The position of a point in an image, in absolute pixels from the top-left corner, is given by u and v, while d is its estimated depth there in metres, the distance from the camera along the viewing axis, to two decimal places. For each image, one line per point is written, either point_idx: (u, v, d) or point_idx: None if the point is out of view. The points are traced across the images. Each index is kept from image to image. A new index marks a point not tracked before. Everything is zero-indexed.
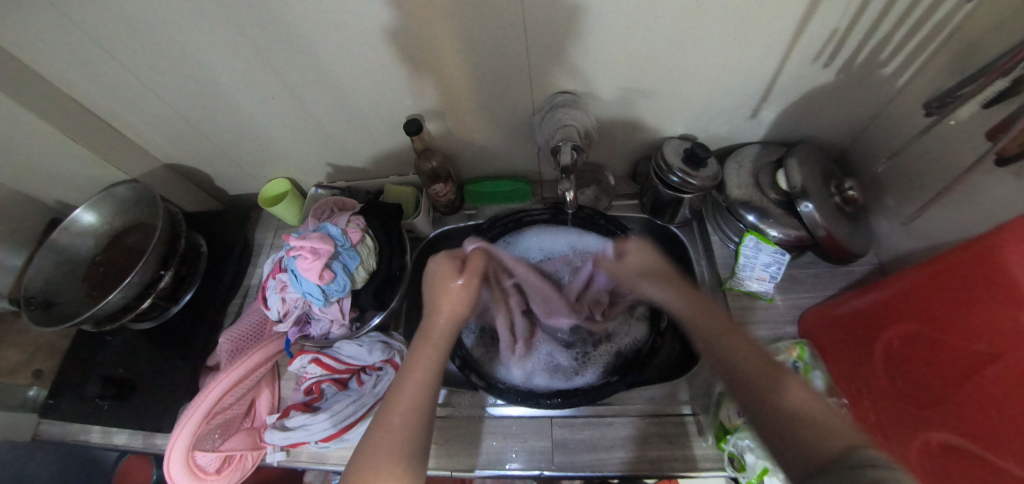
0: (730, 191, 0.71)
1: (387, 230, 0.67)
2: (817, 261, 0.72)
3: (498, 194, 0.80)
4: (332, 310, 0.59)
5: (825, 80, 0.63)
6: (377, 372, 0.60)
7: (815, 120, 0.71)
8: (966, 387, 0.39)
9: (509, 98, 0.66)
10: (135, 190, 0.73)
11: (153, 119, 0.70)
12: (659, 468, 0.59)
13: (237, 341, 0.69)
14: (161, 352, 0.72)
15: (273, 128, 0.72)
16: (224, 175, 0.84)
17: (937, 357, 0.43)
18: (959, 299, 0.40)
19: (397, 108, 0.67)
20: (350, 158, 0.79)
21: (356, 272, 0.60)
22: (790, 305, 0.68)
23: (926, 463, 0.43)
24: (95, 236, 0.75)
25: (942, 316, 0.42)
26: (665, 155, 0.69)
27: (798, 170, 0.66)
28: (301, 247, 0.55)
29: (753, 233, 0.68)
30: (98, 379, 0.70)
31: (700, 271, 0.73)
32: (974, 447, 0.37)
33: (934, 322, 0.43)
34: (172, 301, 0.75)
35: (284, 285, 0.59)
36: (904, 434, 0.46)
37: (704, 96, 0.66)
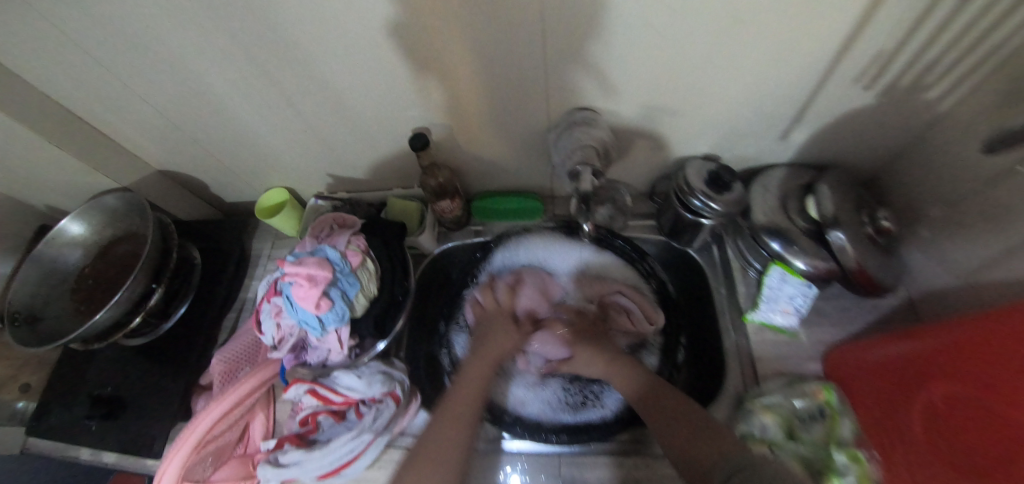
0: (755, 217, 0.66)
1: (390, 251, 0.64)
2: (843, 293, 0.67)
3: (507, 210, 0.76)
4: (330, 339, 0.56)
5: (864, 102, 0.58)
6: (377, 404, 0.57)
7: (847, 143, 0.66)
8: (1003, 450, 0.35)
9: (520, 113, 0.61)
10: (122, 200, 0.71)
11: (144, 126, 0.66)
12: None
13: (232, 360, 0.66)
14: (152, 370, 0.69)
15: (270, 138, 0.68)
16: (220, 183, 0.80)
17: (968, 416, 0.40)
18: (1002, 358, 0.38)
19: (400, 121, 0.63)
20: (352, 169, 0.75)
21: (355, 299, 0.56)
22: (814, 340, 0.64)
23: None
24: (83, 247, 0.72)
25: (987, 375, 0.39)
26: (687, 177, 0.64)
27: (829, 198, 0.61)
28: (296, 273, 0.52)
29: (777, 263, 0.64)
30: (87, 397, 0.68)
31: (719, 300, 0.69)
32: None
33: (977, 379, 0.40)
34: (164, 317, 0.72)
35: (279, 310, 0.56)
36: None
37: (730, 116, 0.62)
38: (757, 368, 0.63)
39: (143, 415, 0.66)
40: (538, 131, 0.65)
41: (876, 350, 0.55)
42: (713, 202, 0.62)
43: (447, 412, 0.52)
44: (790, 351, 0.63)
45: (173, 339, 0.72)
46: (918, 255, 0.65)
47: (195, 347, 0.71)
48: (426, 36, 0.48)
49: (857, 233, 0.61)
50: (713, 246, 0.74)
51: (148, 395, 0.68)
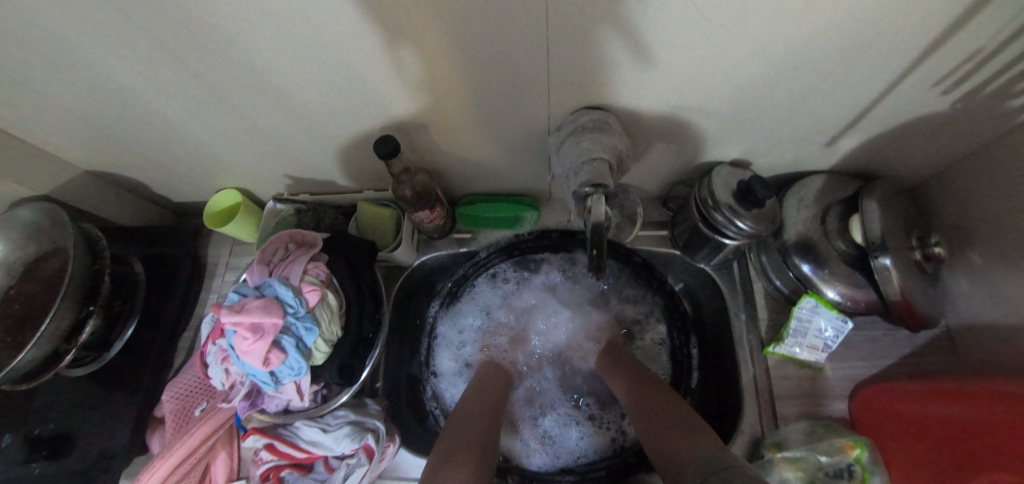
0: (787, 235, 0.58)
1: (358, 276, 0.54)
2: (876, 321, 0.60)
3: (497, 219, 0.66)
4: (287, 391, 0.47)
5: (935, 108, 0.47)
6: (348, 459, 0.50)
7: (900, 153, 0.56)
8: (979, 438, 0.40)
9: (514, 111, 0.50)
10: (40, 211, 0.59)
11: (49, 121, 0.53)
12: None
13: (185, 395, 0.59)
14: (97, 403, 0.62)
15: (212, 136, 0.56)
16: (161, 184, 0.69)
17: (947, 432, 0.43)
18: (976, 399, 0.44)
19: (365, 119, 0.51)
20: (313, 171, 0.63)
21: (314, 346, 0.46)
22: (841, 376, 0.57)
23: None
24: (5, 264, 0.61)
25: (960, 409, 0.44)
26: (712, 189, 0.54)
27: (878, 218, 0.52)
28: (236, 322, 0.42)
29: (809, 292, 0.56)
30: (23, 435, 0.60)
31: (737, 325, 0.61)
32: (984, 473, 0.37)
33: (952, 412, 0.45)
34: (108, 343, 0.63)
35: (224, 355, 0.47)
36: None
37: (768, 120, 0.51)
38: (776, 407, 0.56)
39: (89, 457, 0.59)
40: (533, 133, 0.53)
41: (910, 404, 0.49)
42: (741, 220, 0.52)
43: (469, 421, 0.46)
44: (813, 388, 0.57)
45: (121, 367, 0.63)
46: (965, 284, 0.57)
47: (147, 375, 0.63)
48: (388, 26, 0.36)
49: (903, 263, 0.52)
50: (733, 262, 0.65)
51: (96, 432, 0.60)
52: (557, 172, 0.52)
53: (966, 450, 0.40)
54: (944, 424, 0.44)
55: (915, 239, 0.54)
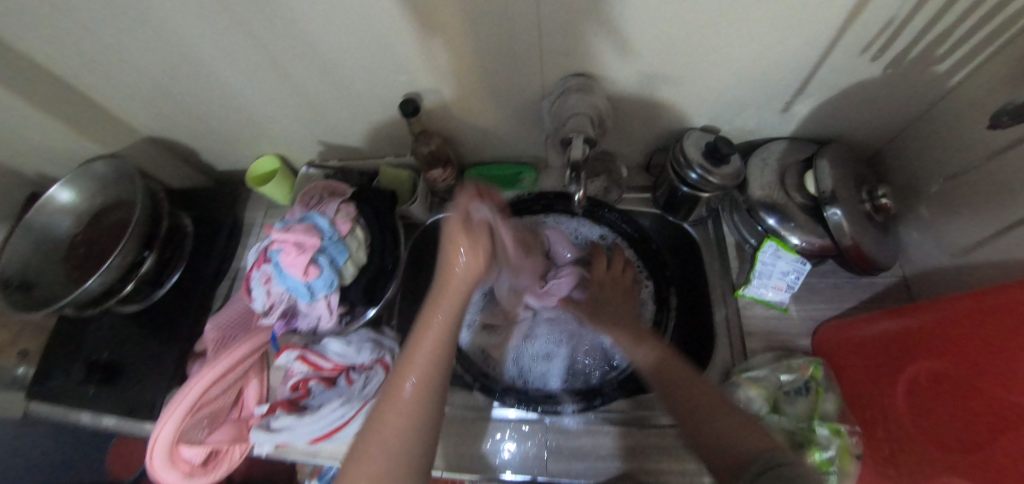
0: (752, 191, 0.65)
1: (379, 218, 0.63)
2: (839, 269, 0.67)
3: (500, 177, 0.74)
4: (319, 307, 0.55)
5: (871, 73, 0.56)
6: (367, 372, 0.57)
7: (853, 117, 0.64)
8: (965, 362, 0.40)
9: (516, 79, 0.58)
10: (113, 167, 0.69)
11: (126, 90, 0.64)
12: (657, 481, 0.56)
13: (224, 326, 0.66)
14: (145, 337, 0.70)
15: (259, 104, 0.66)
16: (209, 150, 0.78)
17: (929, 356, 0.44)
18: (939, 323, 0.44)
19: (389, 88, 0.61)
20: (341, 138, 0.73)
21: (344, 267, 0.55)
22: (805, 316, 0.64)
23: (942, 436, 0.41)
24: (74, 214, 0.71)
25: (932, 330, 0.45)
26: (685, 149, 0.63)
27: (829, 173, 0.60)
28: (284, 240, 0.51)
29: (772, 239, 0.62)
30: (83, 362, 0.68)
31: (713, 277, 0.68)
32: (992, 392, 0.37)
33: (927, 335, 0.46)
34: (157, 285, 0.71)
35: (268, 277, 0.56)
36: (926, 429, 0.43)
37: (733, 88, 0.59)
38: (746, 343, 0.63)
39: (139, 382, 0.67)
40: (532, 99, 0.62)
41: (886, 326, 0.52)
42: (711, 175, 0.61)
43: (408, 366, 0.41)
44: (780, 326, 0.64)
45: (167, 307, 0.72)
46: (917, 234, 0.64)
47: (190, 315, 0.71)
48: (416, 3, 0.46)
49: (852, 209, 0.60)
50: (709, 222, 0.73)
51: (147, 359, 0.68)
52: (550, 132, 0.61)
53: (898, 362, 0.48)
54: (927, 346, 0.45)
55: (864, 193, 0.62)
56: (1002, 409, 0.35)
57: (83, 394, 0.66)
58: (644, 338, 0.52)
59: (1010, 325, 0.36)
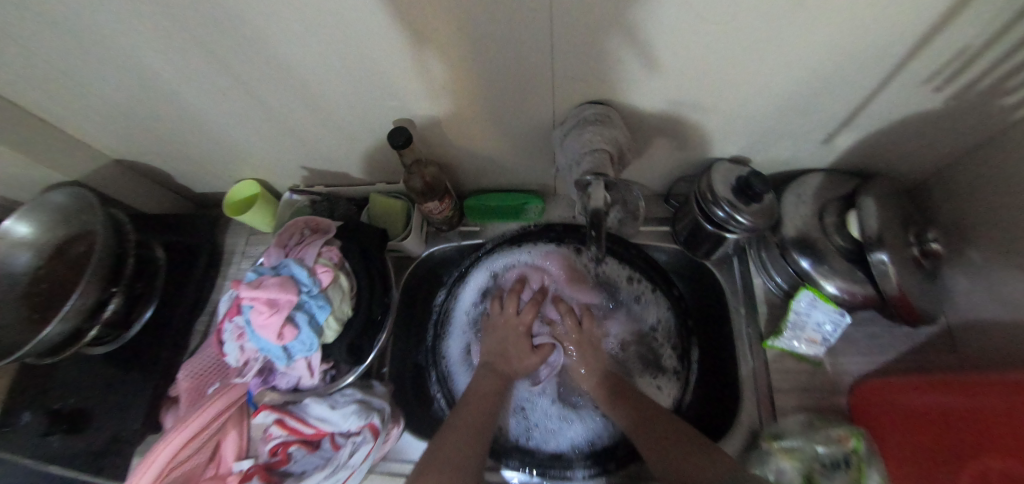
0: (786, 230, 0.58)
1: (368, 260, 0.56)
2: (876, 317, 0.61)
3: (506, 208, 0.67)
4: (299, 367, 0.49)
5: (928, 105, 0.48)
6: (354, 436, 0.51)
7: (899, 150, 0.57)
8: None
9: (521, 106, 0.51)
10: (72, 197, 0.63)
11: (84, 111, 0.57)
12: None
13: (202, 372, 0.61)
14: (115, 382, 0.64)
15: (234, 127, 0.59)
16: (187, 173, 0.72)
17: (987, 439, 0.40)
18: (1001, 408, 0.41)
19: (377, 114, 0.54)
20: (328, 163, 0.66)
21: (326, 324, 0.48)
22: (839, 370, 0.58)
23: None
24: (34, 247, 0.64)
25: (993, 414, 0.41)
26: (713, 184, 0.56)
27: (875, 215, 0.53)
28: (254, 297, 0.44)
29: (807, 286, 0.56)
30: (47, 410, 0.62)
31: (737, 322, 0.62)
32: None
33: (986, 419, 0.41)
34: (128, 324, 0.65)
35: (241, 332, 0.49)
36: None
37: (769, 118, 0.52)
38: (775, 400, 0.57)
39: (106, 435, 0.61)
40: (540, 127, 0.55)
41: (924, 400, 0.48)
42: (741, 214, 0.54)
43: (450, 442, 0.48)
44: (811, 381, 0.58)
45: (139, 347, 0.66)
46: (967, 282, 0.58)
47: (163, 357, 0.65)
48: (403, 23, 0.39)
49: (899, 256, 0.53)
50: (733, 258, 0.66)
51: (115, 407, 0.62)
52: (562, 167, 0.53)
53: (945, 445, 0.44)
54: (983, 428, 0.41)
55: (910, 235, 0.55)
56: None
57: (46, 446, 0.60)
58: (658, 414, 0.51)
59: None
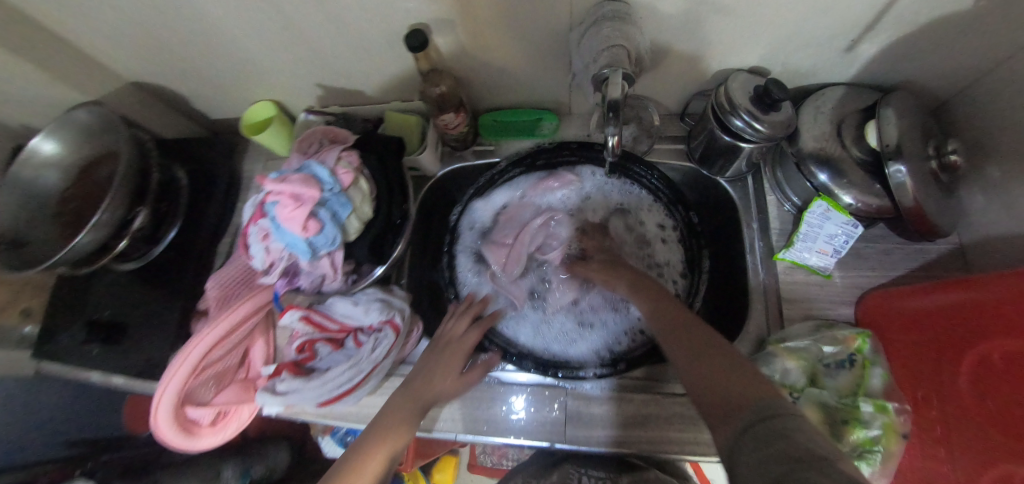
0: (804, 143, 0.57)
1: (385, 170, 0.57)
2: (889, 234, 0.61)
3: (515, 126, 0.68)
4: (322, 265, 0.51)
5: (969, 4, 0.45)
6: (376, 333, 0.54)
7: (933, 62, 0.54)
8: None
9: (538, 10, 0.49)
10: (95, 114, 0.62)
11: (95, 22, 0.56)
12: (658, 450, 0.54)
13: (226, 282, 0.61)
14: (146, 295, 0.66)
15: (246, 40, 0.58)
16: (202, 96, 0.71)
17: (1010, 333, 0.39)
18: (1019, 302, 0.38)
19: (390, 20, 0.52)
20: (342, 80, 0.65)
21: (348, 222, 0.50)
22: (849, 284, 0.59)
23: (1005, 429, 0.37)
24: (61, 168, 0.65)
25: (1009, 308, 0.39)
26: (730, 92, 0.54)
27: (894, 124, 0.52)
28: (280, 192, 0.47)
29: (823, 197, 0.56)
30: (84, 321, 0.65)
31: (749, 235, 0.63)
32: None
33: (1002, 313, 0.40)
34: (155, 242, 0.67)
35: (265, 233, 0.51)
36: (993, 419, 0.39)
37: (798, 20, 0.50)
38: (784, 311, 0.58)
39: (141, 344, 0.64)
40: (557, 33, 0.53)
41: (922, 296, 0.49)
42: (759, 122, 0.53)
43: (395, 415, 0.46)
44: (821, 293, 0.59)
45: (167, 263, 0.68)
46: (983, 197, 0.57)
47: (188, 272, 0.67)
48: None
49: (918, 168, 0.53)
50: (749, 175, 0.66)
51: (146, 322, 0.65)
52: (579, 70, 0.54)
53: (958, 336, 0.44)
54: (1003, 321, 0.40)
55: (930, 148, 0.55)
56: None
57: (87, 354, 0.64)
58: (690, 324, 0.42)
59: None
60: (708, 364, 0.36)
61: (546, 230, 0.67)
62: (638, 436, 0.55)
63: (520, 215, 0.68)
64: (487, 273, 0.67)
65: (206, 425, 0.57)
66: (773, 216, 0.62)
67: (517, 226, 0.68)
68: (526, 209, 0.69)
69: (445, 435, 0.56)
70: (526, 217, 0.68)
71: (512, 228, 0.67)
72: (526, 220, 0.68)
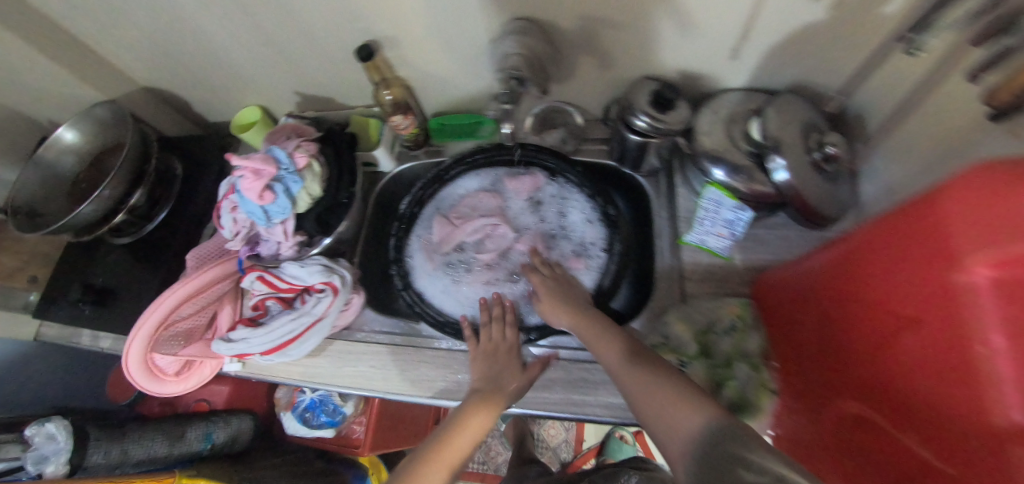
0: (699, 139, 0.66)
1: (339, 158, 0.67)
2: (789, 222, 0.68)
3: (461, 130, 0.78)
4: (276, 232, 0.60)
5: (813, 17, 0.54)
6: (318, 294, 0.62)
7: (807, 68, 0.63)
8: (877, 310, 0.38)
9: (463, 26, 0.60)
10: (112, 112, 0.76)
11: (115, 36, 0.69)
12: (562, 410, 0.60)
13: (204, 253, 0.71)
14: (137, 266, 0.77)
15: (235, 52, 0.70)
16: (201, 101, 0.84)
17: (846, 293, 0.42)
18: (853, 264, 0.42)
19: (346, 34, 0.64)
20: (316, 87, 0.77)
21: (298, 196, 0.60)
22: (749, 264, 0.65)
23: (845, 390, 0.41)
24: (77, 154, 0.77)
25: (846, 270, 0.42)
26: (632, 96, 0.63)
27: (774, 120, 0.59)
28: (244, 167, 0.55)
29: (713, 184, 0.64)
30: (81, 287, 0.75)
31: (659, 223, 0.72)
32: (904, 346, 0.35)
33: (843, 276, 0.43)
34: (147, 219, 0.78)
35: (233, 205, 0.60)
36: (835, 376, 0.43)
37: (678, 32, 0.60)
38: (686, 288, 0.65)
39: (127, 307, 0.73)
40: (484, 45, 0.64)
41: (800, 264, 0.52)
42: (655, 122, 0.61)
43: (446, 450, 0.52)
44: (722, 272, 0.65)
45: (157, 240, 0.79)
46: (868, 187, 0.64)
47: (174, 248, 0.77)
48: None
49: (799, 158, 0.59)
50: (662, 173, 0.75)
51: (134, 289, 0.75)
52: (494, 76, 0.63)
53: (814, 297, 0.48)
54: (841, 282, 0.43)
55: (812, 141, 0.60)
56: (910, 360, 0.34)
57: (81, 314, 0.73)
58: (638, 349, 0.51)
59: (918, 249, 0.33)
60: (656, 393, 0.44)
61: (484, 220, 0.71)
62: (535, 397, 0.62)
63: (463, 204, 0.74)
64: (430, 251, 0.71)
65: (172, 373, 0.66)
66: (683, 203, 0.70)
67: (460, 210, 0.74)
68: (470, 200, 0.74)
69: (376, 392, 0.63)
70: (468, 208, 0.73)
71: (453, 215, 0.72)
72: (468, 210, 0.73)
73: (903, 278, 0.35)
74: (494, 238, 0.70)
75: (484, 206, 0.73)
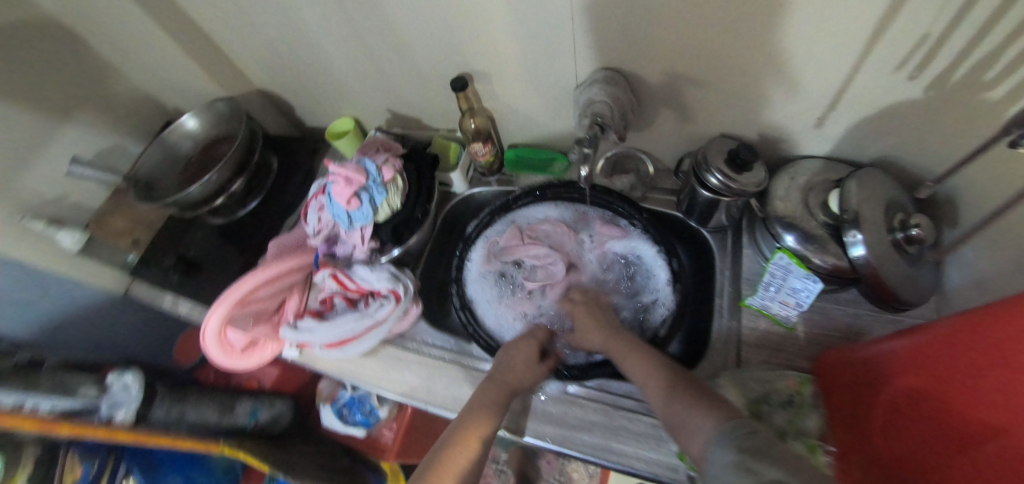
0: (775, 204, 0.65)
1: (419, 176, 0.72)
2: (861, 301, 0.64)
3: (535, 163, 0.81)
4: (355, 236, 0.65)
5: (906, 98, 0.53)
6: (382, 298, 0.66)
7: (896, 147, 0.61)
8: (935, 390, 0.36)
9: (550, 68, 0.64)
10: (230, 107, 0.86)
11: (245, 45, 0.80)
12: (597, 455, 0.59)
13: (284, 243, 0.78)
14: (225, 245, 0.85)
15: (342, 69, 0.78)
16: (303, 106, 0.94)
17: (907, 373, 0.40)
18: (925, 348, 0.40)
19: (442, 64, 0.70)
20: (405, 107, 0.84)
21: (380, 206, 0.65)
22: (811, 339, 0.63)
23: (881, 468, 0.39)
24: (195, 139, 0.88)
25: (916, 352, 0.40)
26: (707, 153, 0.64)
27: (856, 195, 0.57)
28: (337, 174, 0.61)
29: (785, 251, 0.62)
30: (174, 256, 0.84)
31: (720, 281, 0.71)
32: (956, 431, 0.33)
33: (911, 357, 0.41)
34: (240, 205, 0.86)
35: (321, 206, 0.66)
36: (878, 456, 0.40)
37: (760, 95, 0.60)
38: (741, 353, 0.63)
39: (210, 281, 0.82)
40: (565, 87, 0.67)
41: (869, 345, 0.50)
42: (729, 181, 0.61)
43: (465, 431, 0.53)
44: (782, 341, 0.63)
45: (245, 224, 0.87)
46: (957, 277, 0.60)
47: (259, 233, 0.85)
48: None
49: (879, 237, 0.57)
50: (730, 231, 0.74)
51: (219, 266, 0.83)
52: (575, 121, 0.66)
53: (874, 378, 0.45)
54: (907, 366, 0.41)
55: (895, 221, 0.57)
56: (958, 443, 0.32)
57: (169, 280, 0.82)
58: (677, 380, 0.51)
59: (995, 334, 0.32)
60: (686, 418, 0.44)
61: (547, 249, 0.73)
62: (571, 437, 0.61)
63: (529, 232, 0.76)
64: (487, 268, 0.75)
65: (239, 350, 0.71)
66: (749, 268, 0.69)
67: (524, 238, 0.75)
68: (535, 227, 0.76)
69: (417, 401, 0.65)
70: (533, 235, 0.75)
71: (518, 240, 0.74)
72: (534, 236, 0.75)
73: (970, 361, 0.34)
74: (550, 267, 0.73)
75: (551, 234, 0.75)
